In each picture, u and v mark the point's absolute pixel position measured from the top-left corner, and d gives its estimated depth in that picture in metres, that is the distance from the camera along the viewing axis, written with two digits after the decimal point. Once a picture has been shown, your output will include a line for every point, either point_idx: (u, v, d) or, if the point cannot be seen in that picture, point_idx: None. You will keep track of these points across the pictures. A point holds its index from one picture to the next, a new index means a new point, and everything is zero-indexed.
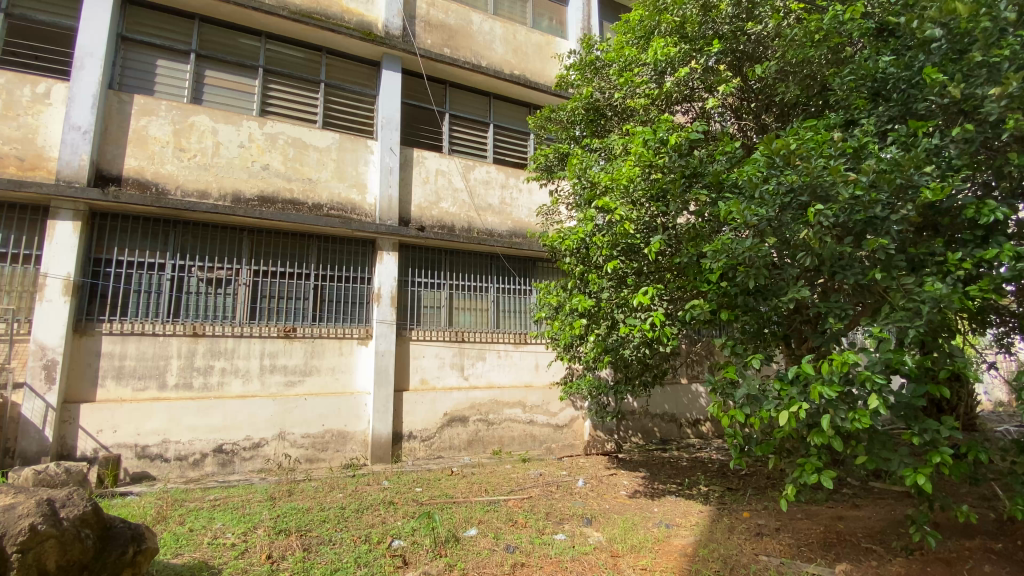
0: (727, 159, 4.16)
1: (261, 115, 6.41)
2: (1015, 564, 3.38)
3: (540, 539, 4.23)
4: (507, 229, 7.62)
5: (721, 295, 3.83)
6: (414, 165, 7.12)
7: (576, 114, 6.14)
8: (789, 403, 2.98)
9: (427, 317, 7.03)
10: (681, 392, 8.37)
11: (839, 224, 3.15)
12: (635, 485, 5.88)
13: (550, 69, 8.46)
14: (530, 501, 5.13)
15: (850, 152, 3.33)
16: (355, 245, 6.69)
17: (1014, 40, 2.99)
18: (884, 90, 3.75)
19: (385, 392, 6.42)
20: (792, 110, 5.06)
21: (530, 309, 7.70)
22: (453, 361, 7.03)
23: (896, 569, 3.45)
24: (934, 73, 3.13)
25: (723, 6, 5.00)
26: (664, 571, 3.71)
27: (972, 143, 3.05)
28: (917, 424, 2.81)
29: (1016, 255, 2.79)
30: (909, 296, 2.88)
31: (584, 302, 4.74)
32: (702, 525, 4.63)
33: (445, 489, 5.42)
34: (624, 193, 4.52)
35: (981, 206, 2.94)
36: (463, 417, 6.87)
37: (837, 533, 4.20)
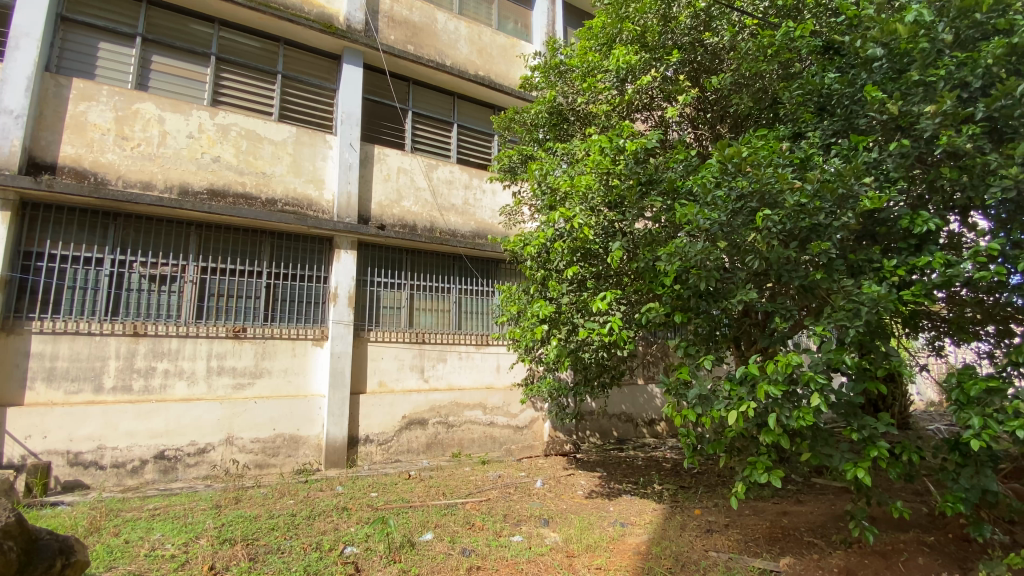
0: (683, 166, 4.28)
1: (212, 104, 6.13)
2: (943, 554, 3.61)
3: (496, 541, 4.21)
4: (470, 230, 7.57)
5: (675, 298, 3.94)
6: (375, 162, 6.98)
7: (540, 116, 6.16)
8: (738, 403, 3.07)
9: (386, 318, 6.88)
10: (638, 392, 8.54)
11: (786, 231, 3.28)
12: (592, 485, 5.93)
13: (515, 71, 8.49)
14: (488, 504, 5.09)
15: (797, 163, 3.48)
16: (311, 243, 6.48)
17: (948, 62, 3.19)
18: (829, 105, 3.91)
19: (340, 395, 6.23)
20: (744, 121, 5.26)
21: (492, 310, 7.67)
22: (413, 363, 6.91)
23: (836, 561, 3.61)
24: (875, 90, 3.32)
25: (682, 18, 5.14)
26: (618, 569, 3.77)
27: (908, 157, 3.24)
28: (857, 421, 2.96)
29: (945, 263, 2.98)
30: (849, 297, 3.03)
31: (544, 307, 4.76)
32: (655, 523, 4.73)
33: (401, 493, 5.31)
34: (583, 199, 4.58)
35: (916, 217, 3.13)
36: (422, 419, 6.76)
37: (781, 528, 4.38)
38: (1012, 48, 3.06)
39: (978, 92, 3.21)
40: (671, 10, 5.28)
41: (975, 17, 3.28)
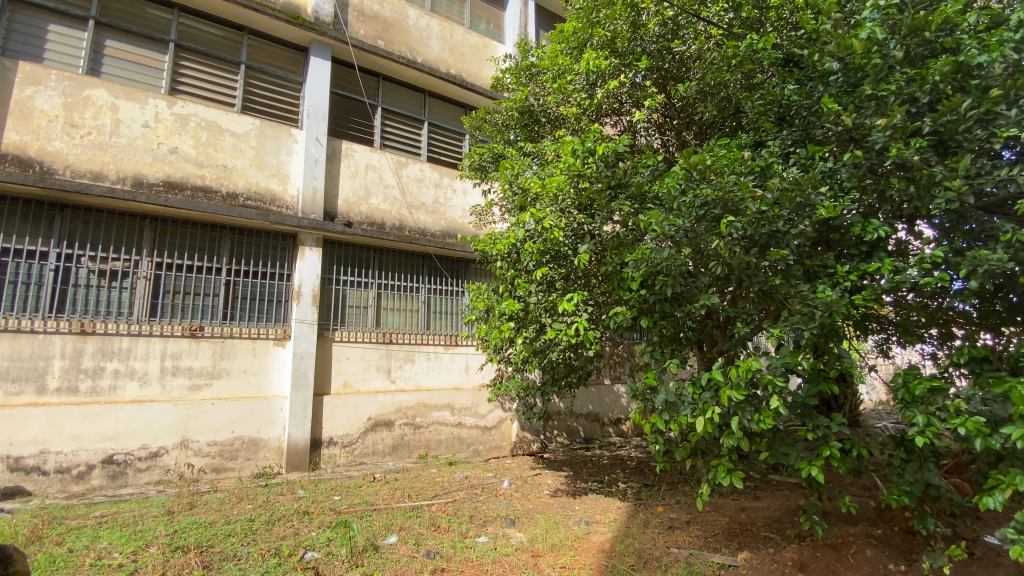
0: (650, 171, 4.35)
1: (170, 93, 5.87)
2: (889, 546, 3.79)
3: (462, 543, 4.18)
4: (440, 229, 7.51)
5: (641, 302, 4.00)
6: (343, 158, 6.83)
7: (510, 116, 6.17)
8: (703, 408, 3.13)
9: (352, 317, 6.75)
10: (605, 392, 8.66)
11: (747, 237, 3.38)
12: (558, 484, 5.96)
13: (487, 71, 8.47)
14: (454, 505, 5.06)
15: (758, 171, 3.59)
16: (274, 239, 6.30)
17: (898, 78, 3.35)
18: (788, 116, 4.05)
19: (303, 396, 6.07)
20: (709, 129, 5.40)
21: (461, 310, 7.63)
22: (379, 363, 6.80)
23: (790, 555, 3.75)
24: (831, 103, 3.47)
25: (651, 26, 5.24)
26: (583, 568, 3.80)
27: (860, 167, 3.38)
28: (812, 421, 3.08)
29: (893, 269, 3.13)
30: (805, 302, 3.15)
31: (513, 306, 4.76)
32: (619, 521, 4.80)
33: (365, 496, 5.21)
34: (554, 200, 4.61)
35: (867, 225, 3.28)
36: (388, 421, 6.66)
37: (739, 523, 4.52)
38: (956, 67, 3.26)
39: (926, 107, 3.39)
40: (640, 18, 5.37)
41: (924, 35, 3.50)
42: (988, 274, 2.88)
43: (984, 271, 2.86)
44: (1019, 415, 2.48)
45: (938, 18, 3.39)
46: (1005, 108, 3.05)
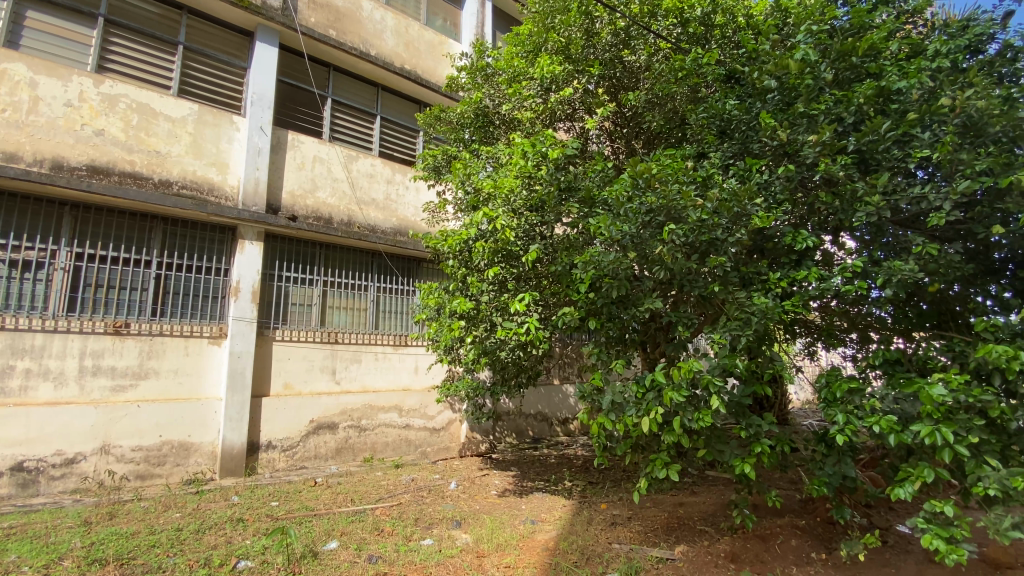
0: (600, 176, 4.43)
1: (98, 71, 5.44)
2: (811, 536, 4.05)
3: (406, 546, 4.10)
4: (391, 226, 7.36)
5: (589, 303, 4.06)
6: (289, 149, 6.57)
7: (465, 116, 6.14)
8: (646, 407, 3.22)
9: (295, 316, 6.49)
10: (553, 392, 8.78)
11: (688, 243, 3.51)
12: (505, 484, 5.97)
13: (442, 68, 8.39)
14: (399, 508, 4.95)
15: (700, 181, 3.74)
16: (211, 232, 5.96)
17: (827, 99, 3.60)
18: (729, 129, 4.23)
19: (240, 398, 5.77)
20: (656, 138, 5.58)
21: (412, 309, 7.50)
22: (323, 364, 6.57)
23: (723, 547, 3.93)
24: (767, 118, 3.67)
25: (604, 34, 5.39)
26: (526, 567, 3.82)
27: (792, 181, 3.59)
28: (745, 420, 3.24)
29: (819, 277, 3.33)
30: (741, 307, 3.29)
31: (464, 305, 4.70)
32: (564, 518, 4.86)
33: (305, 501, 5.01)
34: (506, 202, 4.59)
35: (797, 235, 3.47)
36: (332, 424, 6.44)
37: (678, 518, 4.69)
38: (878, 91, 3.54)
39: (851, 127, 3.64)
40: (594, 26, 5.49)
41: (851, 60, 3.78)
42: (901, 283, 3.11)
43: (898, 280, 3.09)
44: (926, 414, 2.69)
45: (864, 45, 3.70)
46: (919, 131, 3.32)
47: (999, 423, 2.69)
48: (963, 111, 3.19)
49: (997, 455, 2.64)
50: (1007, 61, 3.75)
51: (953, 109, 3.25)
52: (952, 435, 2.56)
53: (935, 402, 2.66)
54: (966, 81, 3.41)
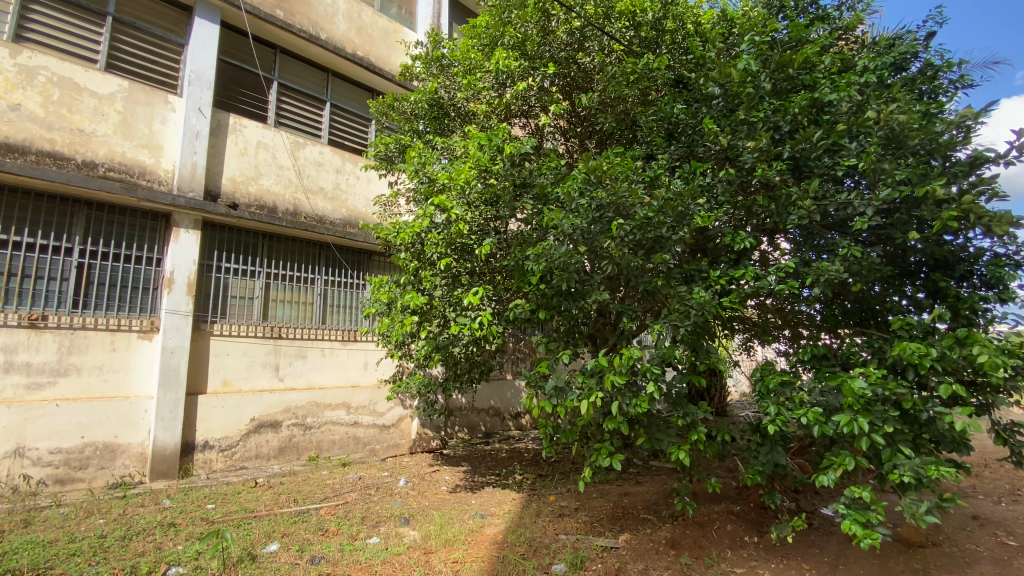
0: (553, 173, 4.46)
1: (14, 40, 4.97)
2: (745, 521, 4.27)
3: (351, 545, 4.01)
4: (340, 217, 7.13)
5: (540, 295, 4.10)
6: (229, 133, 6.23)
7: (419, 107, 6.02)
8: (588, 393, 3.29)
9: (234, 309, 6.18)
10: (505, 387, 8.81)
11: (635, 240, 3.62)
12: (455, 480, 5.96)
13: (396, 57, 8.20)
14: (345, 507, 4.84)
15: (647, 181, 3.84)
16: (142, 219, 5.56)
17: (766, 107, 3.77)
18: (676, 132, 4.36)
19: (173, 396, 5.44)
20: (609, 139, 5.69)
21: (361, 304, 7.32)
22: (266, 360, 6.30)
23: (664, 534, 4.08)
24: (711, 124, 3.82)
25: (560, 33, 5.44)
26: (474, 562, 3.82)
27: (732, 184, 3.76)
28: (683, 409, 3.37)
29: (754, 276, 3.49)
30: (682, 301, 3.42)
31: (416, 300, 4.57)
32: (513, 512, 4.90)
33: (244, 503, 4.80)
34: (461, 194, 4.52)
35: (735, 236, 3.62)
36: (274, 422, 6.19)
37: (622, 507, 4.83)
38: (812, 102, 3.75)
39: (786, 135, 3.83)
40: (550, 23, 5.53)
41: (788, 72, 3.98)
42: (827, 283, 3.30)
43: (825, 280, 3.29)
44: (847, 405, 2.87)
45: (800, 58, 3.91)
46: (848, 141, 3.54)
47: (911, 413, 2.92)
48: (886, 124, 3.42)
49: (909, 443, 2.86)
50: (927, 79, 4.09)
51: (876, 122, 3.49)
52: (870, 424, 2.75)
53: (856, 394, 2.84)
54: (890, 96, 3.67)
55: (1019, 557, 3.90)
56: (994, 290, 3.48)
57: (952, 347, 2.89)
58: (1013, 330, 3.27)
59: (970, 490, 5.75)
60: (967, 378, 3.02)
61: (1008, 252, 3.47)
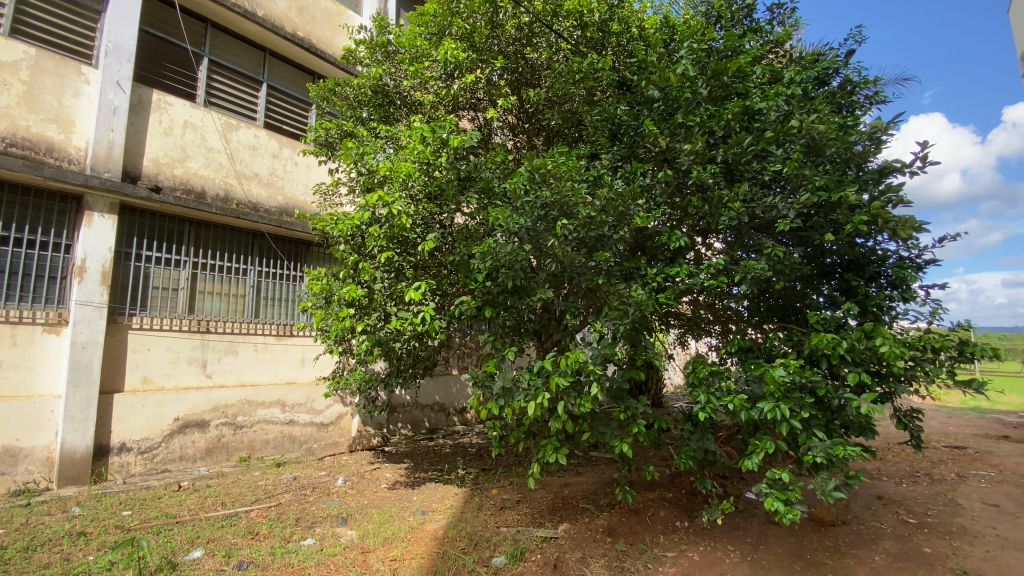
0: (499, 168, 4.46)
1: None
2: (676, 506, 4.48)
3: (283, 548, 3.84)
4: (276, 205, 6.79)
5: (485, 292, 4.04)
6: (152, 111, 5.78)
7: (363, 93, 5.84)
8: (536, 395, 3.29)
9: (156, 301, 5.75)
10: (451, 381, 8.75)
11: (578, 238, 3.67)
12: (396, 476, 5.86)
13: (339, 40, 7.90)
14: (278, 509, 4.63)
15: (591, 180, 3.91)
16: (48, 201, 5.05)
17: (702, 113, 3.94)
18: (619, 133, 4.47)
19: (85, 394, 4.98)
20: (555, 136, 5.77)
21: (298, 297, 7.01)
22: (192, 355, 5.90)
23: (603, 523, 4.20)
24: (651, 126, 3.95)
25: (508, 27, 5.46)
26: (413, 559, 3.76)
27: (670, 185, 3.90)
28: (624, 404, 3.46)
29: (688, 273, 3.63)
30: (622, 298, 3.51)
31: (353, 292, 4.38)
32: (454, 507, 4.87)
33: (166, 508, 4.48)
34: (403, 186, 4.42)
35: (671, 235, 3.76)
36: (201, 421, 5.82)
37: (563, 498, 4.93)
38: (744, 110, 3.95)
39: (720, 139, 4.01)
40: (498, 16, 5.52)
41: (722, 79, 4.17)
42: (754, 280, 3.47)
43: (752, 277, 3.44)
44: (769, 393, 3.06)
45: (733, 67, 4.12)
46: (775, 147, 3.75)
47: (825, 400, 3.14)
48: (807, 133, 3.66)
49: (822, 428, 3.08)
50: (845, 93, 4.43)
51: (800, 131, 3.72)
52: (789, 410, 2.94)
53: (777, 383, 3.03)
54: (812, 108, 3.94)
55: (914, 532, 4.31)
56: (898, 289, 3.81)
57: (860, 339, 3.15)
58: (912, 325, 3.60)
59: (875, 471, 6.31)
60: (873, 368, 3.30)
61: (910, 255, 3.81)
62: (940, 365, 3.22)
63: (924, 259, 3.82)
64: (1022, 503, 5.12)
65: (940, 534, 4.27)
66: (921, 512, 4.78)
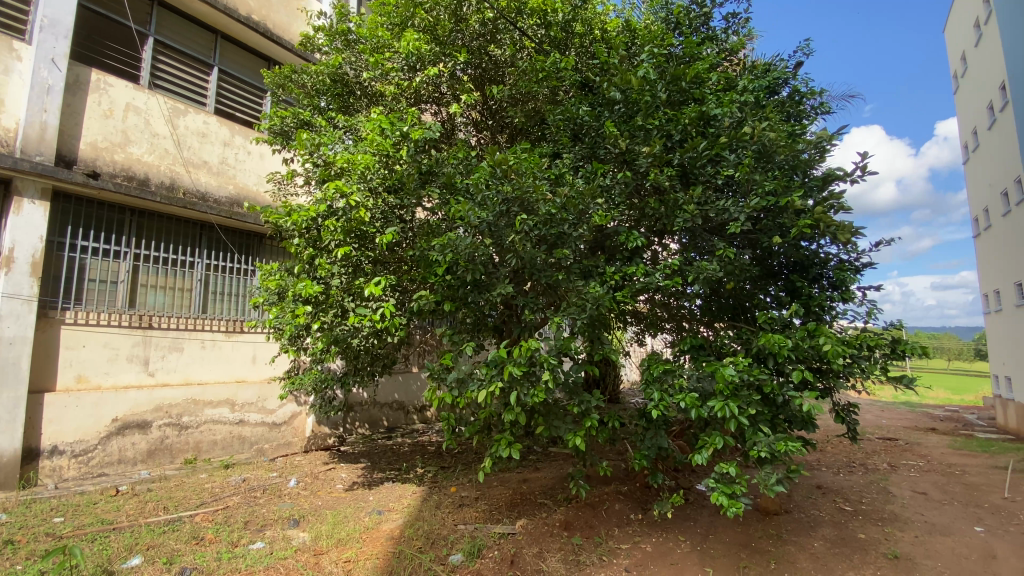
0: (461, 163, 4.41)
1: None
2: (631, 499, 4.59)
3: (230, 553, 3.69)
4: (226, 195, 6.49)
5: (446, 287, 3.95)
6: (91, 92, 5.42)
7: (321, 81, 5.67)
8: (489, 383, 3.29)
9: (93, 295, 5.40)
10: (411, 379, 8.65)
11: (538, 235, 3.69)
12: (353, 476, 5.74)
13: (297, 26, 7.65)
14: (225, 512, 4.44)
15: (552, 179, 3.95)
16: None
17: (660, 116, 4.04)
18: (581, 133, 4.52)
19: (12, 395, 4.62)
20: (518, 134, 5.80)
21: (249, 292, 6.74)
22: (132, 353, 5.58)
23: (559, 518, 4.24)
24: (611, 127, 4.02)
25: (472, 22, 5.42)
26: (368, 560, 3.69)
27: (629, 186, 3.98)
28: (578, 398, 3.51)
29: (645, 273, 3.71)
30: (580, 295, 3.55)
31: (310, 288, 4.21)
32: (411, 506, 4.81)
33: (102, 514, 4.21)
34: (361, 178, 4.31)
35: (629, 235, 3.84)
36: (142, 422, 5.51)
37: (521, 494, 4.96)
38: (700, 115, 4.07)
39: (677, 143, 4.12)
40: (462, 10, 5.49)
41: (680, 84, 4.28)
42: (706, 280, 3.56)
43: (704, 277, 3.53)
44: (719, 390, 3.16)
45: (691, 72, 4.22)
46: (728, 153, 3.88)
47: (771, 397, 3.27)
48: (758, 140, 3.81)
49: (768, 423, 3.21)
50: (794, 103, 4.65)
51: (751, 137, 3.86)
52: (737, 407, 3.05)
53: (726, 380, 3.13)
54: (763, 116, 4.11)
55: (851, 519, 4.59)
56: (839, 290, 4.03)
57: (803, 338, 3.31)
58: (850, 325, 3.81)
59: (815, 462, 6.68)
60: (814, 365, 3.47)
61: (850, 259, 4.04)
62: (874, 363, 3.42)
63: (862, 262, 4.06)
64: (946, 491, 5.53)
65: (873, 521, 4.55)
66: (857, 500, 5.10)
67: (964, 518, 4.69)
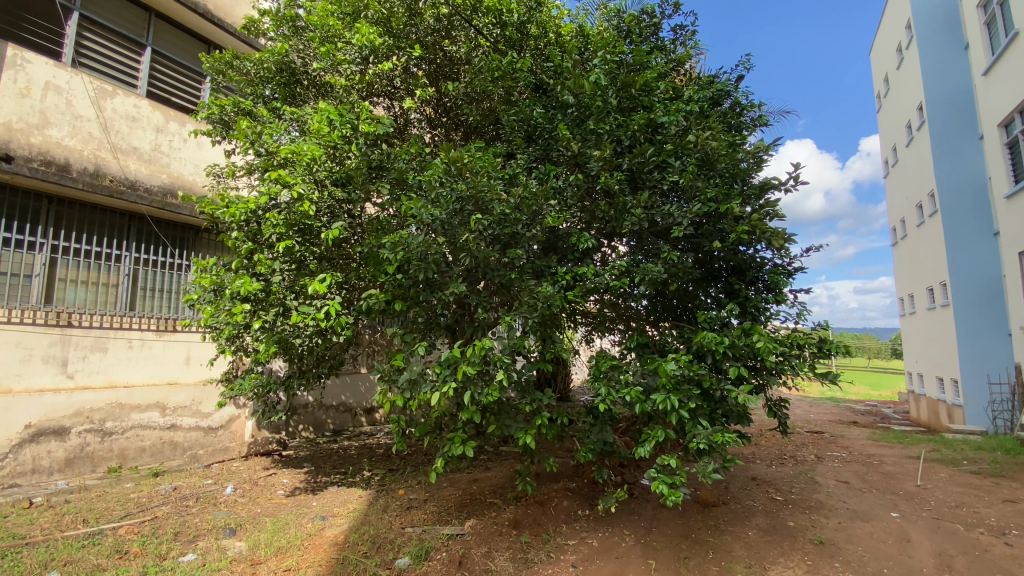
0: (414, 159, 4.34)
1: None
2: (578, 496, 4.67)
3: (157, 566, 3.46)
4: (158, 185, 6.07)
5: (396, 285, 3.87)
6: (4, 67, 4.95)
7: (265, 68, 5.42)
8: (441, 383, 3.24)
9: (4, 289, 4.92)
10: (359, 380, 8.42)
11: (491, 234, 3.70)
12: (295, 481, 5.53)
13: (240, 8, 7.32)
14: (153, 523, 4.16)
15: (506, 178, 3.97)
16: None
17: (611, 121, 4.16)
18: (535, 134, 4.58)
19: None
20: (473, 133, 5.80)
21: (184, 288, 6.33)
22: (49, 353, 5.11)
23: (509, 518, 4.26)
24: (564, 129, 4.10)
25: (426, 17, 5.37)
26: (309, 567, 3.58)
27: (580, 189, 4.05)
28: (529, 396, 3.52)
29: (595, 273, 3.77)
30: (532, 294, 3.57)
31: (249, 285, 4.02)
32: (358, 510, 4.69)
33: (12, 528, 3.85)
34: (308, 170, 4.13)
35: (581, 236, 3.89)
36: (59, 428, 5.08)
37: (470, 494, 4.95)
38: (648, 122, 4.22)
39: (626, 148, 4.25)
40: (416, 5, 5.44)
41: (630, 91, 4.42)
42: (652, 281, 3.68)
43: (650, 278, 3.65)
44: (662, 386, 3.28)
45: (641, 80, 4.36)
46: (673, 159, 4.04)
47: (710, 392, 3.42)
48: (701, 148, 3.98)
49: (707, 417, 3.37)
50: (734, 114, 4.91)
51: (695, 145, 4.03)
52: (678, 402, 3.18)
53: (668, 376, 3.26)
54: (706, 125, 4.30)
55: (782, 508, 4.88)
56: (772, 292, 4.26)
57: (739, 336, 3.50)
58: (782, 325, 4.05)
59: (751, 455, 7.06)
60: (750, 363, 3.65)
61: (783, 263, 4.29)
62: (803, 360, 3.64)
63: (793, 267, 4.32)
64: (865, 480, 5.99)
65: (801, 509, 4.87)
66: (787, 490, 5.43)
67: (882, 505, 5.09)
